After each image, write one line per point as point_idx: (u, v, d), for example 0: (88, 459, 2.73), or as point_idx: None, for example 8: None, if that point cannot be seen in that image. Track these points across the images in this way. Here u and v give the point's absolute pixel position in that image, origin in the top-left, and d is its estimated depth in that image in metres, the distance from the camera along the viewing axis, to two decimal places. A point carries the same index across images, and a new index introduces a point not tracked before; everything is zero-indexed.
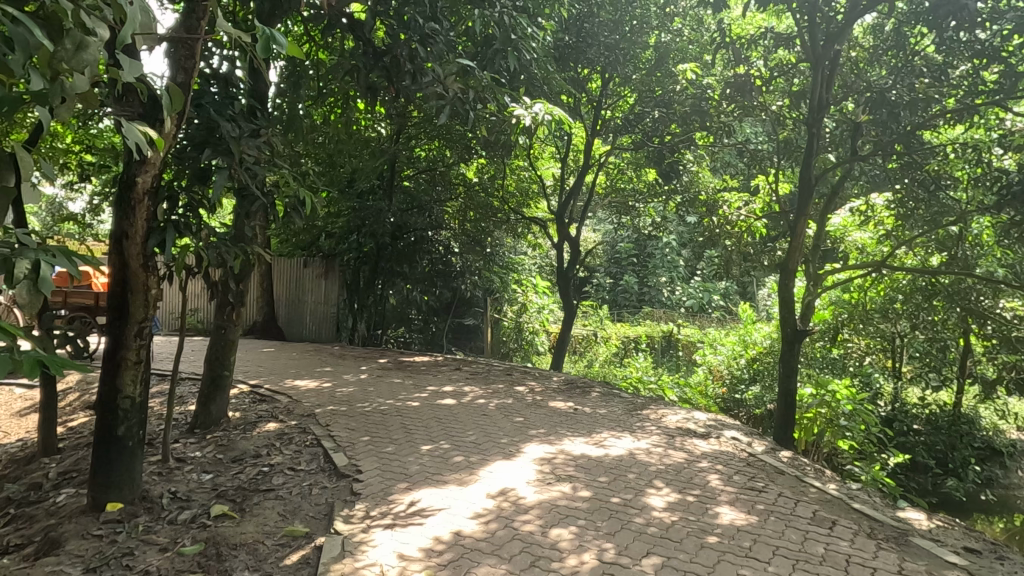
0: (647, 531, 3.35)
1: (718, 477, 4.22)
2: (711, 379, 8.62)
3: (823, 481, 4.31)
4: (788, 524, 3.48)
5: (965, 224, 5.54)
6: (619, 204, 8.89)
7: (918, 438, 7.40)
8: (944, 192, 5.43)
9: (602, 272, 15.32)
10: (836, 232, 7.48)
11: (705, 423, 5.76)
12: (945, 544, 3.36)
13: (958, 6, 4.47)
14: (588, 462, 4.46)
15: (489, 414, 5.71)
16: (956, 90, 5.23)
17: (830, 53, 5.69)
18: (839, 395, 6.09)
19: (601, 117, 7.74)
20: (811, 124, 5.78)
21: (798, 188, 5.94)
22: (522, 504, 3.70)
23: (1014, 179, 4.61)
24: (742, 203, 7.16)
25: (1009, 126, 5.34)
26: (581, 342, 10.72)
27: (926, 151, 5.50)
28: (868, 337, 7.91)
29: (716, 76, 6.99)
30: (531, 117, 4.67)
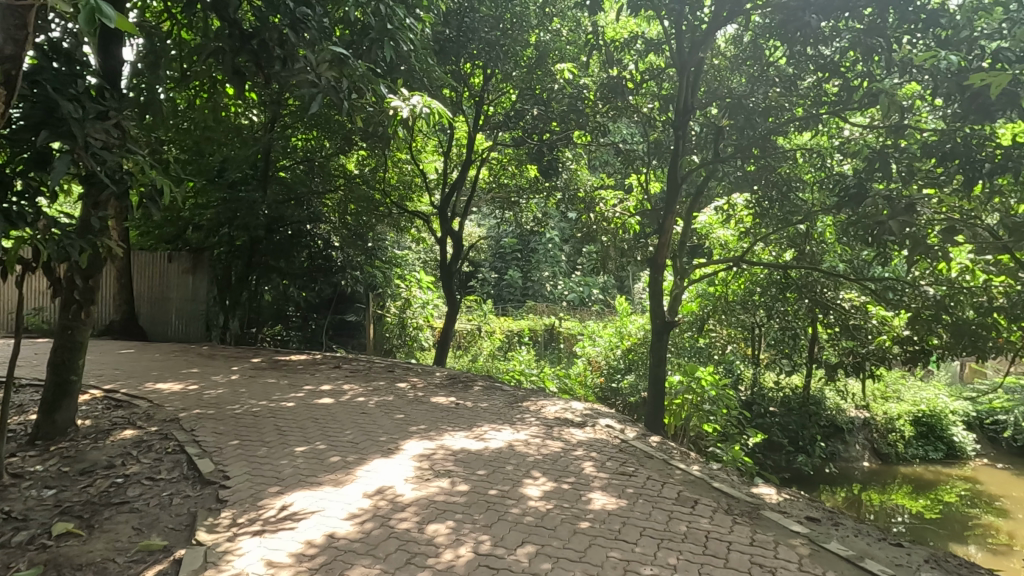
0: (523, 521, 3.41)
1: (592, 464, 4.39)
2: (589, 370, 8.95)
3: (688, 463, 4.59)
4: (654, 505, 3.67)
5: (811, 222, 6.10)
6: (502, 200, 9.01)
7: (773, 419, 8.15)
8: (795, 193, 5.91)
9: (487, 267, 15.52)
10: (702, 229, 7.95)
11: (582, 412, 5.97)
12: (791, 515, 3.67)
13: (803, 23, 4.74)
14: (468, 456, 4.49)
15: (369, 412, 5.59)
16: (804, 100, 5.68)
17: (695, 59, 6.08)
18: (703, 382, 6.44)
19: (483, 113, 8.00)
20: (677, 126, 6.16)
21: (666, 187, 6.28)
22: (399, 501, 3.65)
23: (850, 181, 5.10)
24: (616, 201, 7.50)
25: (847, 135, 5.92)
26: (465, 337, 10.75)
27: (779, 155, 5.83)
28: (730, 328, 8.49)
29: (592, 77, 7.13)
30: (409, 109, 4.62)
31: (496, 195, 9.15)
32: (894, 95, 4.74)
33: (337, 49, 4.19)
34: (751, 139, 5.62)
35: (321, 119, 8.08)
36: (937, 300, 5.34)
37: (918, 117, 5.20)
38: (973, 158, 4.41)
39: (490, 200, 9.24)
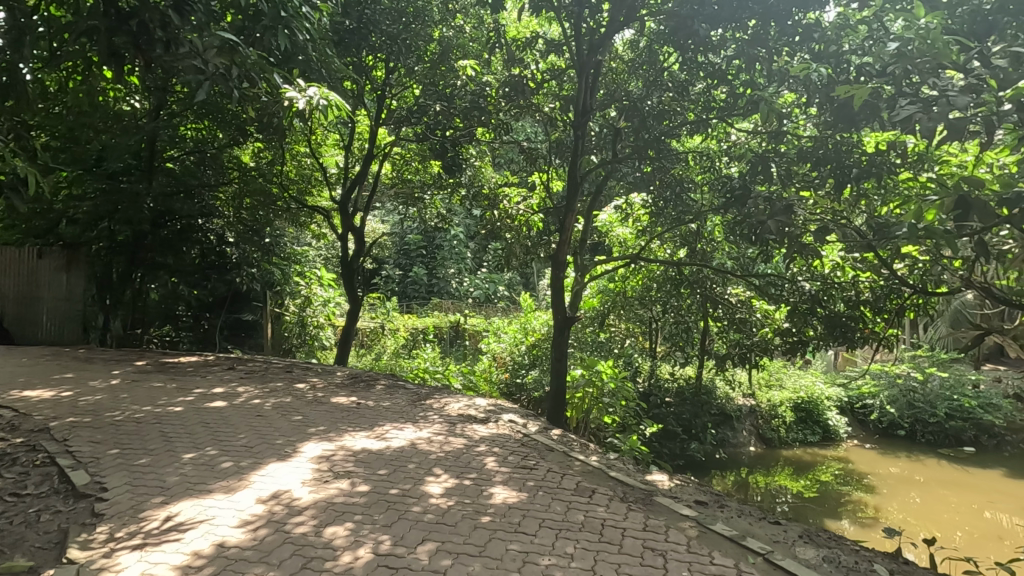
0: (423, 519, 3.39)
1: (494, 459, 4.43)
2: (495, 366, 9.03)
3: (586, 454, 4.73)
4: (553, 497, 3.75)
5: (702, 222, 6.44)
6: (406, 195, 8.94)
7: (668, 409, 8.52)
8: (687, 194, 6.17)
9: (392, 264, 15.36)
10: (603, 227, 8.21)
11: (485, 408, 6.00)
12: (681, 500, 3.86)
13: (691, 31, 5.04)
14: (369, 456, 4.41)
15: (265, 414, 5.38)
16: (695, 105, 5.91)
17: (593, 61, 6.23)
18: (604, 374, 6.75)
19: (385, 106, 7.90)
20: (576, 126, 6.30)
21: (568, 186, 6.40)
22: (295, 506, 3.54)
23: (735, 182, 5.42)
24: (520, 198, 7.45)
25: (734, 139, 6.22)
26: (367, 335, 10.59)
27: (673, 157, 6.08)
28: (629, 322, 8.82)
29: (495, 75, 7.04)
30: (305, 101, 4.46)
31: (399, 190, 9.06)
32: (772, 103, 5.11)
33: (226, 35, 3.96)
34: (646, 141, 5.86)
35: (212, 108, 7.66)
36: (813, 295, 5.79)
37: (795, 125, 5.52)
38: (844, 163, 4.81)
39: (394, 196, 9.11)
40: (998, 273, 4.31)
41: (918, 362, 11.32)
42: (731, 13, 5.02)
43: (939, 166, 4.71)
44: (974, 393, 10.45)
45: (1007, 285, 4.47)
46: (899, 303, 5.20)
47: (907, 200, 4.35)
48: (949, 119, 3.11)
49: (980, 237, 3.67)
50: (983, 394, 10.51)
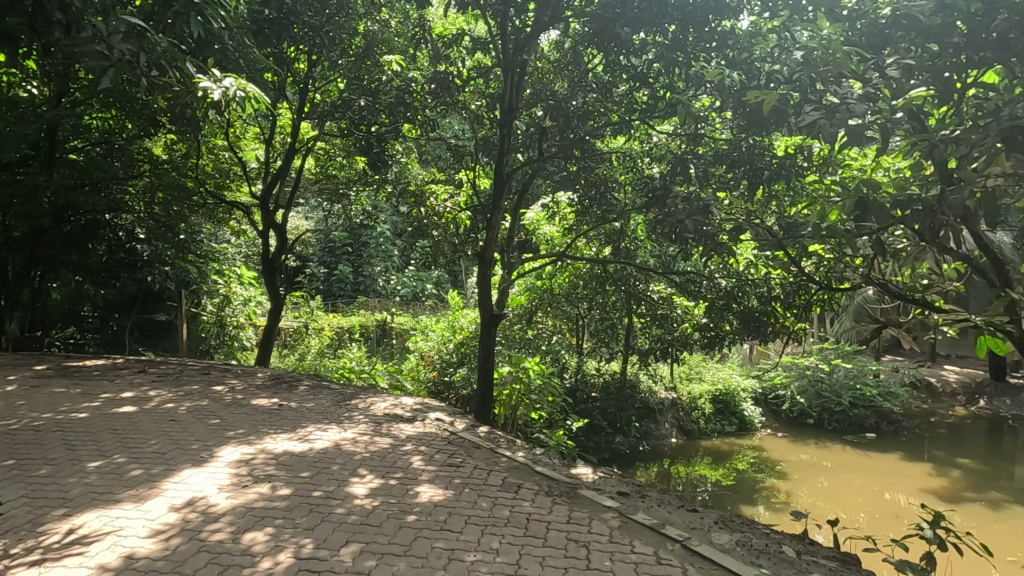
0: (347, 520, 3.33)
1: (420, 458, 4.40)
2: (422, 365, 8.96)
3: (512, 449, 4.76)
4: (480, 493, 3.77)
5: (625, 220, 6.61)
6: (331, 191, 8.75)
7: (594, 403, 8.76)
8: (611, 193, 6.31)
9: (316, 262, 15.00)
10: (530, 225, 8.34)
11: (412, 407, 5.95)
12: (605, 492, 3.95)
13: (613, 34, 5.09)
14: (290, 458, 4.29)
15: (179, 419, 5.14)
16: (618, 107, 6.02)
17: (518, 61, 6.29)
18: (531, 369, 6.70)
19: (307, 100, 7.71)
20: (502, 124, 6.38)
21: (494, 185, 6.47)
22: (211, 513, 3.40)
23: (656, 182, 5.60)
24: (448, 195, 7.51)
25: (656, 140, 6.40)
26: (290, 335, 10.35)
27: (599, 158, 6.21)
28: (556, 318, 8.78)
29: (421, 71, 6.97)
30: (221, 91, 4.30)
31: (323, 186, 8.86)
32: (689, 106, 5.33)
33: (132, 20, 3.76)
34: (570, 140, 5.86)
35: (119, 96, 7.22)
36: (728, 291, 6.13)
37: (711, 127, 5.72)
38: (756, 164, 5.04)
39: (318, 192, 8.90)
40: (894, 270, 4.63)
41: (825, 354, 12.03)
42: (651, 19, 5.12)
43: (841, 170, 4.98)
44: (874, 382, 11.20)
45: (902, 281, 4.81)
46: (807, 299, 5.39)
47: (814, 201, 4.58)
48: (847, 127, 3.33)
49: (877, 237, 3.94)
50: (882, 383, 11.29)
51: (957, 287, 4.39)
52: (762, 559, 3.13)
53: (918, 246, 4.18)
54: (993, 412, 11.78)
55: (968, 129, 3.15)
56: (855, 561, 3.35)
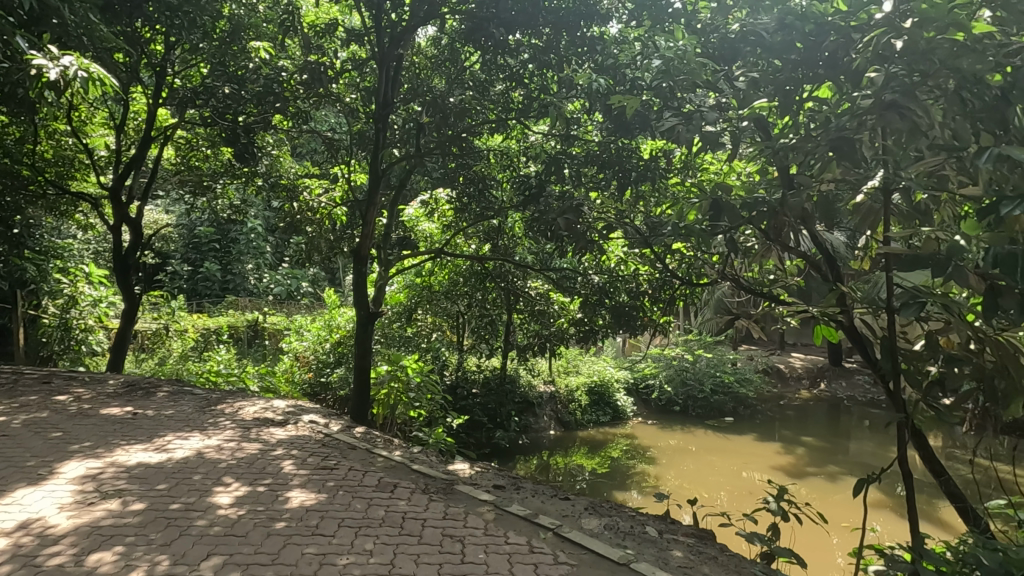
0: (209, 533, 3.15)
1: (292, 462, 4.24)
2: (297, 365, 8.66)
3: (389, 449, 4.70)
4: (354, 495, 3.69)
5: (503, 218, 6.70)
6: (194, 183, 8.19)
7: (474, 399, 8.93)
8: (489, 191, 6.38)
9: (178, 258, 13.98)
10: (409, 222, 8.28)
11: (284, 410, 5.72)
12: (481, 486, 4.00)
13: (487, 33, 5.13)
14: (145, 471, 3.98)
15: (12, 434, 4.62)
16: (494, 106, 6.06)
17: (395, 54, 6.21)
18: (409, 368, 6.67)
19: (167, 84, 7.15)
20: (377, 119, 6.26)
21: (369, 180, 6.37)
22: (49, 535, 3.08)
23: (532, 181, 5.74)
24: (322, 190, 7.31)
25: (531, 140, 6.47)
26: (148, 338, 9.56)
27: (477, 156, 6.27)
28: (436, 316, 8.84)
29: (291, 60, 6.69)
30: (59, 71, 3.88)
31: (185, 178, 8.29)
32: (560, 108, 5.48)
33: None
34: (448, 137, 5.88)
35: None
36: (601, 287, 6.34)
37: (583, 127, 5.85)
38: (626, 165, 5.31)
39: (177, 184, 8.31)
40: (745, 266, 5.04)
41: (689, 345, 12.87)
42: (526, 20, 5.21)
43: (701, 173, 5.29)
44: (732, 370, 12.13)
45: (753, 276, 5.24)
46: (671, 293, 5.78)
47: (676, 201, 4.87)
48: (701, 132, 3.67)
49: (730, 236, 4.29)
50: (739, 370, 12.26)
51: (798, 282, 4.84)
52: (628, 540, 3.30)
53: (764, 244, 4.61)
54: (831, 394, 13.07)
55: (802, 138, 3.50)
56: (710, 536, 3.62)
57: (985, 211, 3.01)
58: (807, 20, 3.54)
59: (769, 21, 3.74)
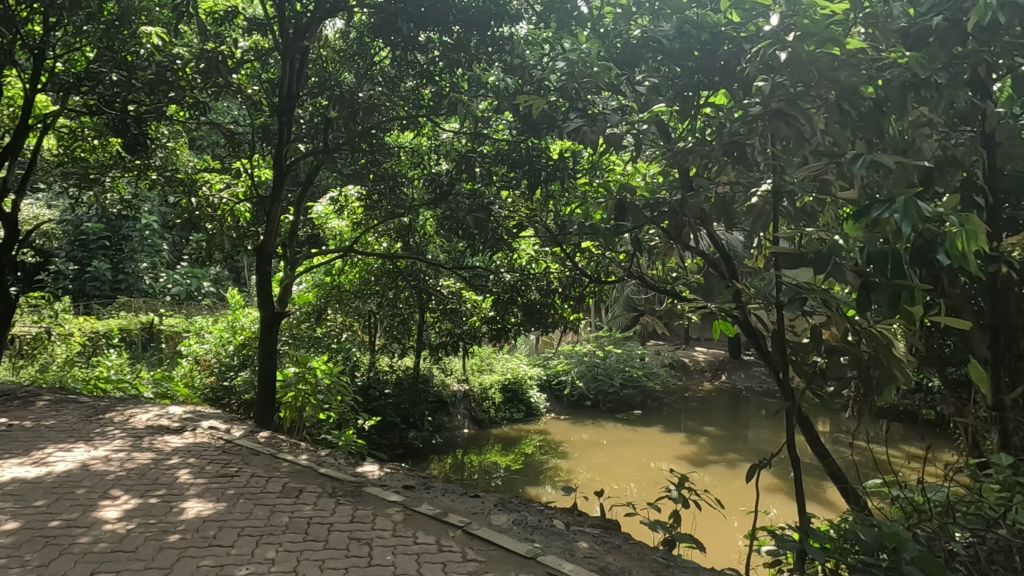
0: (93, 550, 2.94)
1: (188, 471, 4.03)
2: (198, 369, 8.24)
3: (295, 453, 4.55)
4: (255, 502, 3.55)
5: (414, 215, 6.62)
6: (79, 176, 7.62)
7: (387, 400, 8.81)
8: (400, 188, 6.29)
9: (62, 256, 12.97)
10: (317, 219, 7.98)
11: (181, 417, 5.43)
12: (390, 487, 3.95)
13: (394, 28, 5.10)
14: (21, 487, 3.67)
15: None
16: (404, 103, 5.97)
17: (299, 46, 5.99)
18: (318, 369, 6.43)
19: (46, 68, 6.60)
20: (280, 112, 6.05)
21: (274, 175, 6.15)
22: None
23: (443, 178, 5.71)
24: (223, 185, 6.98)
25: (442, 137, 6.41)
26: (27, 344, 8.67)
27: (386, 152, 6.15)
28: (347, 316, 8.62)
29: (187, 47, 6.34)
30: None
31: (69, 170, 7.69)
32: (470, 107, 5.44)
33: None
34: (355, 134, 5.75)
35: None
36: (512, 285, 6.37)
37: (494, 127, 5.82)
38: (536, 164, 5.30)
39: (59, 176, 7.72)
40: (650, 264, 5.21)
41: (600, 341, 13.20)
42: (435, 17, 5.16)
43: (607, 174, 5.41)
44: (640, 365, 12.54)
45: (657, 274, 5.44)
46: (580, 291, 5.91)
47: (584, 201, 4.98)
48: (604, 133, 3.80)
49: (635, 235, 4.42)
50: (646, 365, 12.70)
51: (698, 279, 5.06)
52: (536, 534, 3.35)
53: (666, 243, 4.81)
54: (731, 385, 13.75)
55: (697, 143, 3.67)
56: (615, 526, 3.73)
57: (859, 213, 3.26)
58: (702, 29, 3.68)
59: (669, 29, 3.83)
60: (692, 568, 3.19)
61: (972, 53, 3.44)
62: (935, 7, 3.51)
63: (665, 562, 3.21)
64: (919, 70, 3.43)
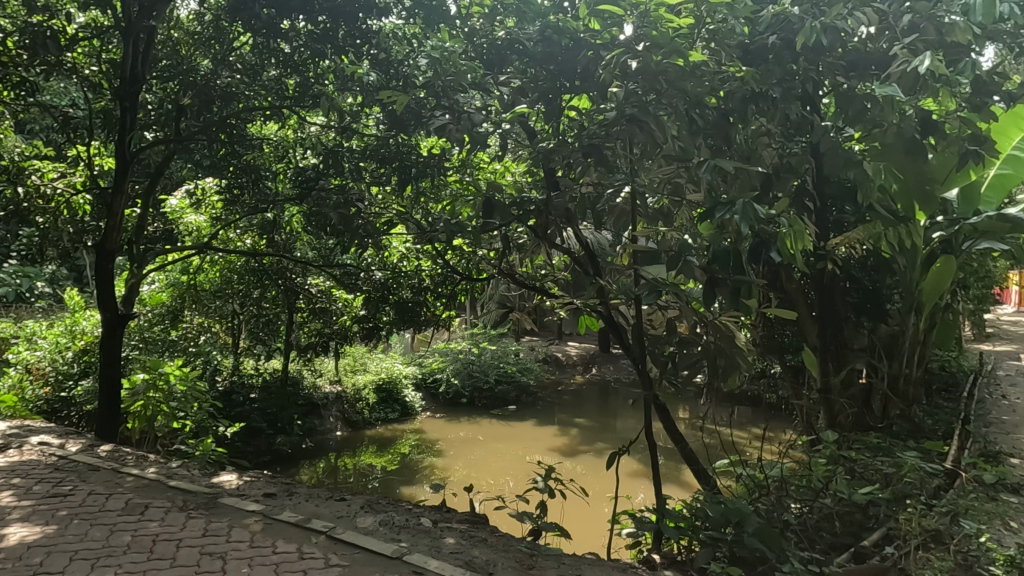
0: None
1: (12, 493, 3.62)
2: (29, 379, 7.38)
3: (142, 466, 4.21)
4: (92, 523, 3.25)
5: (279, 212, 6.35)
6: None
7: (252, 405, 8.40)
8: (263, 182, 6.00)
9: None
10: (171, 213, 7.36)
11: (6, 433, 4.86)
12: (249, 496, 3.75)
13: (251, 13, 4.87)
14: None
15: None
16: (265, 93, 5.67)
17: (145, 25, 5.48)
18: (171, 375, 6.02)
19: None
20: (123, 97, 5.55)
21: (116, 165, 5.64)
22: None
23: (309, 172, 5.48)
24: (57, 173, 6.21)
25: (308, 131, 6.15)
26: None
27: (248, 144, 5.82)
28: (206, 317, 8.05)
29: (9, 19, 5.65)
30: None
31: None
32: (332, 99, 5.22)
33: None
34: (212, 123, 5.43)
35: None
36: (382, 283, 6.24)
37: (364, 122, 5.67)
38: (406, 161, 5.20)
39: None
40: (521, 262, 5.33)
41: (476, 338, 13.39)
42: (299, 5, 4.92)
43: (478, 172, 5.43)
44: (514, 361, 12.78)
45: (527, 271, 5.56)
46: (453, 288, 5.94)
47: (455, 199, 4.97)
48: (469, 130, 3.86)
49: (503, 231, 4.46)
50: (520, 361, 12.98)
51: (564, 277, 5.27)
52: (403, 534, 3.32)
53: (534, 241, 4.93)
54: (601, 377, 14.38)
55: (559, 143, 3.78)
56: (482, 520, 3.78)
57: (705, 215, 3.48)
58: (563, 35, 3.79)
59: (532, 32, 3.99)
60: (555, 555, 3.30)
61: (801, 71, 3.82)
62: (770, 27, 3.79)
63: (529, 552, 3.29)
64: (755, 84, 3.76)
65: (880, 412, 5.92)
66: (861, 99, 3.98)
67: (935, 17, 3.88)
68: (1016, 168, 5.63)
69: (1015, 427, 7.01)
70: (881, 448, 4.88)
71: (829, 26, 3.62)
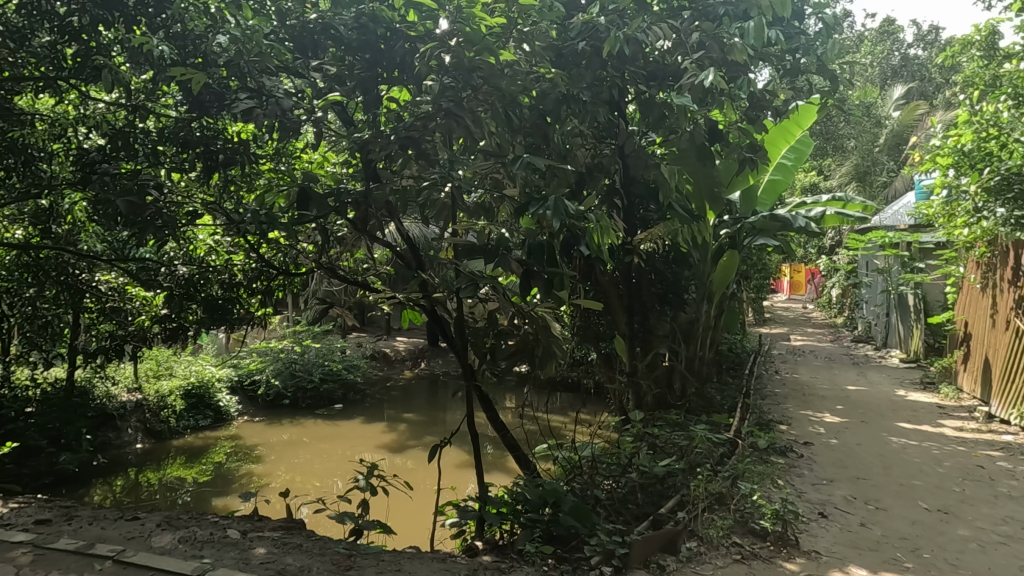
0: None
1: None
2: None
3: None
4: None
5: (58, 198, 5.55)
6: None
7: (27, 422, 7.21)
8: (36, 163, 5.15)
9: None
10: None
11: None
12: (15, 526, 3.26)
13: None
14: None
15: None
16: (35, 61, 4.90)
17: None
18: None
19: None
20: None
21: None
22: None
23: (92, 155, 4.76)
24: None
25: (93, 107, 5.44)
26: None
27: (15, 118, 4.89)
28: None
29: None
30: None
31: None
32: (116, 72, 4.57)
33: None
34: None
35: None
36: (187, 279, 5.61)
37: (160, 100, 5.15)
38: (209, 145, 4.61)
39: None
40: (342, 256, 5.15)
41: (298, 336, 12.82)
42: None
43: (291, 161, 5.20)
44: (340, 358, 12.32)
45: (347, 265, 5.42)
46: (270, 284, 5.56)
47: (271, 189, 4.74)
48: (277, 116, 3.68)
49: (320, 224, 4.23)
50: (346, 358, 12.49)
51: (387, 270, 5.16)
52: (206, 549, 3.08)
53: (354, 234, 4.80)
54: (430, 371, 14.36)
55: (376, 133, 3.69)
56: (297, 525, 3.62)
57: (520, 210, 3.60)
58: (379, 24, 3.76)
59: (347, 18, 3.85)
60: (374, 553, 3.25)
61: (609, 77, 4.12)
62: (581, 34, 4.04)
63: (347, 553, 3.20)
64: (564, 87, 3.99)
65: (680, 391, 6.61)
66: (659, 108, 4.30)
67: (718, 37, 4.19)
68: (785, 174, 6.65)
69: (785, 398, 8.16)
70: (678, 423, 5.41)
71: (630, 37, 3.90)
